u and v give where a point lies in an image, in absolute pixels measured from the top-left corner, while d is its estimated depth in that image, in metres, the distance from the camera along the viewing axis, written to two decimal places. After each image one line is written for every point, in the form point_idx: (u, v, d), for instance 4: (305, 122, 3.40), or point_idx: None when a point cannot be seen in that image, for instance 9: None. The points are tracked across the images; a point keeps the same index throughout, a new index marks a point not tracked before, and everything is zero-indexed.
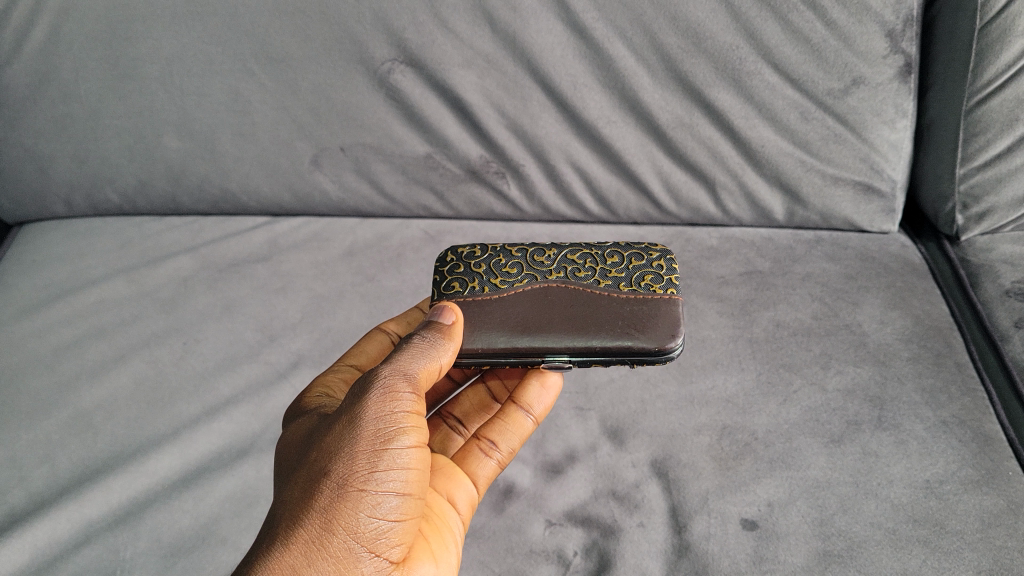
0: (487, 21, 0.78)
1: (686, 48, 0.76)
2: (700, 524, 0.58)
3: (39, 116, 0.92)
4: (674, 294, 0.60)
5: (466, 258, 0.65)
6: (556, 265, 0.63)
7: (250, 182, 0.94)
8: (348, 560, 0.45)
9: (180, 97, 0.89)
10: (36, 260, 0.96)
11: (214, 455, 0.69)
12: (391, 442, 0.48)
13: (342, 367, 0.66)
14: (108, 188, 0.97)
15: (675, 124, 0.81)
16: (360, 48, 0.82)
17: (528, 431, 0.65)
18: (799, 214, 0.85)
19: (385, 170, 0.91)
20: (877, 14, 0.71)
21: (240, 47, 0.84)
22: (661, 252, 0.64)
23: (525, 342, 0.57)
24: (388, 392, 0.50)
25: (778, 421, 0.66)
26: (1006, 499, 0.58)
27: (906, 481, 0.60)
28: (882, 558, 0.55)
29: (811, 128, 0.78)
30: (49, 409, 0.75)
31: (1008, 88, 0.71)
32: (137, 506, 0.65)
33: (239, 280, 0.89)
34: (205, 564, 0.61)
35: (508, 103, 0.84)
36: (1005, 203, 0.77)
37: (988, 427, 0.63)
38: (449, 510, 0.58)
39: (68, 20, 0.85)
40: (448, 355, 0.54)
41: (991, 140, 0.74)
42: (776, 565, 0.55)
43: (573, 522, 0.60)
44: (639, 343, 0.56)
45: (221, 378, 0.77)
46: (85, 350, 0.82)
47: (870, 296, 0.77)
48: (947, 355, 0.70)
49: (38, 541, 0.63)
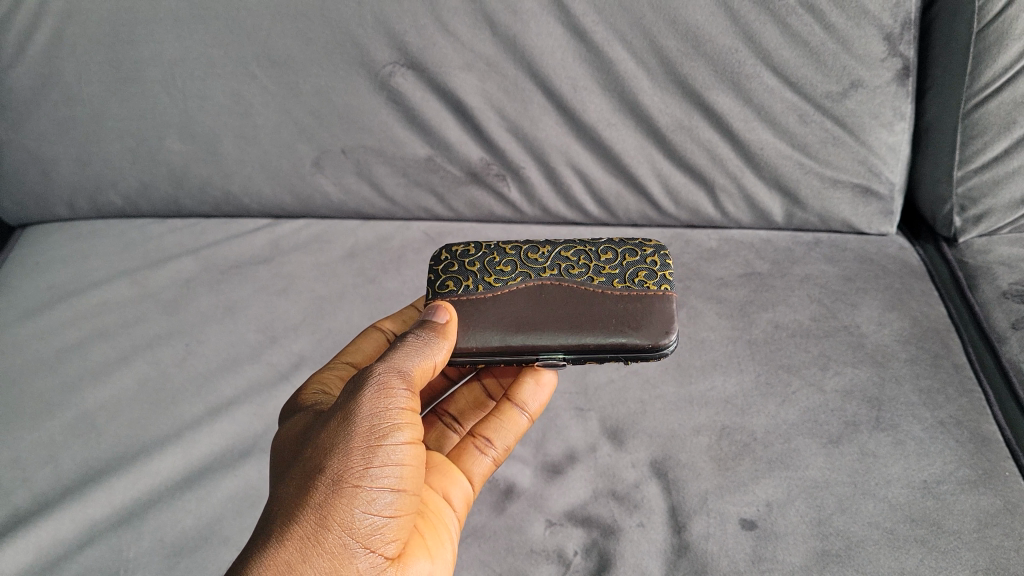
0: (487, 24, 0.79)
1: (685, 51, 0.76)
2: (699, 524, 0.59)
3: (43, 119, 0.93)
4: (668, 291, 0.60)
5: (460, 256, 0.65)
6: (550, 262, 0.63)
7: (251, 184, 0.94)
8: (343, 556, 0.46)
9: (183, 100, 0.89)
10: (39, 262, 0.96)
11: (217, 455, 0.70)
12: (385, 438, 0.49)
13: (338, 364, 0.67)
14: (110, 190, 0.98)
15: (674, 126, 0.82)
16: (361, 52, 0.82)
17: (523, 428, 0.65)
18: (798, 216, 0.86)
19: (386, 172, 0.91)
20: (875, 18, 0.72)
21: (242, 50, 0.84)
22: (655, 247, 0.64)
23: (520, 340, 0.58)
24: (383, 389, 0.50)
25: (777, 422, 0.66)
26: (1003, 499, 0.58)
27: (903, 481, 0.60)
28: (879, 558, 0.55)
29: (810, 130, 0.79)
30: (52, 411, 0.76)
31: (1005, 92, 0.72)
32: (140, 507, 0.66)
33: (241, 281, 0.90)
34: (207, 564, 0.61)
35: (508, 106, 0.84)
36: (1002, 205, 0.78)
37: (985, 427, 0.64)
38: (445, 507, 0.59)
39: (71, 24, 0.86)
40: (442, 353, 0.55)
41: (989, 143, 0.75)
42: (774, 565, 0.56)
43: (573, 522, 0.60)
44: (632, 340, 0.57)
45: (223, 379, 0.77)
46: (88, 352, 0.82)
47: (868, 298, 0.78)
48: (945, 356, 0.70)
49: (42, 541, 0.63)
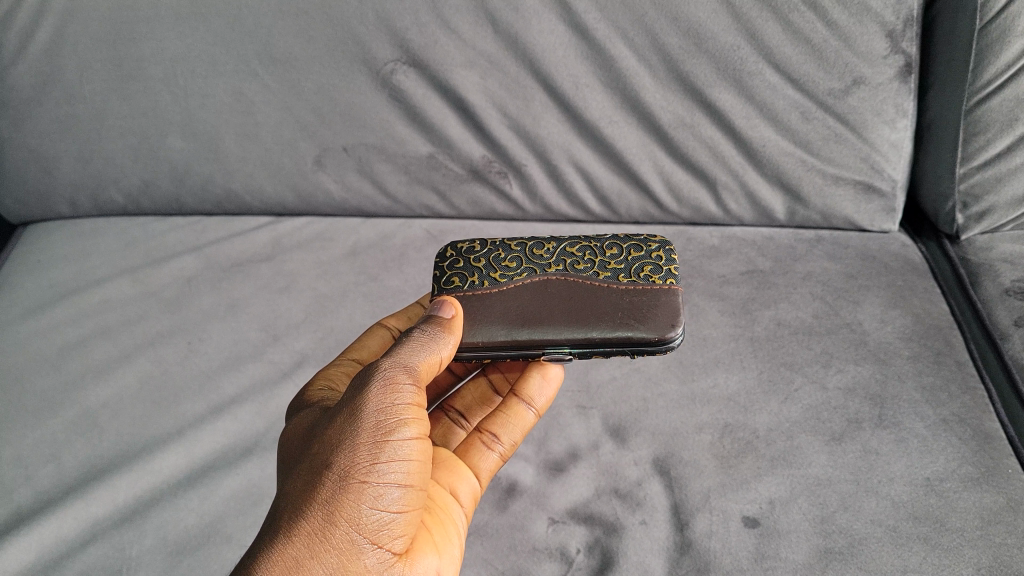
0: (488, 22, 0.79)
1: (687, 49, 0.76)
2: (702, 522, 0.59)
3: (44, 118, 0.93)
4: (673, 284, 0.60)
5: (465, 252, 0.65)
6: (555, 258, 0.63)
7: (252, 182, 0.94)
8: (351, 551, 0.46)
9: (183, 98, 0.89)
10: (41, 261, 0.96)
11: (220, 452, 0.70)
12: (392, 434, 0.48)
13: (345, 360, 0.67)
14: (111, 188, 0.98)
15: (676, 124, 0.81)
16: (362, 49, 0.82)
17: (529, 424, 0.65)
18: (800, 214, 0.86)
19: (388, 170, 0.91)
20: (878, 15, 0.72)
21: (243, 48, 0.84)
22: (660, 243, 0.64)
23: (526, 335, 0.58)
24: (388, 385, 0.50)
25: (779, 419, 0.66)
26: (1006, 496, 0.58)
27: (905, 479, 0.60)
28: (882, 555, 0.55)
29: (813, 127, 0.79)
30: (55, 409, 0.75)
31: (1008, 88, 0.72)
32: (142, 505, 0.66)
33: (243, 279, 0.90)
34: (210, 562, 0.61)
35: (509, 103, 0.84)
36: (1005, 202, 0.78)
37: (988, 424, 0.64)
38: (452, 502, 0.59)
39: (72, 22, 0.86)
40: (448, 348, 0.55)
41: (991, 140, 0.74)
42: (777, 562, 0.56)
43: (575, 520, 0.60)
44: (638, 333, 0.57)
45: (226, 377, 0.77)
46: (90, 350, 0.82)
47: (871, 295, 0.77)
48: (947, 354, 0.70)
49: (44, 539, 0.63)
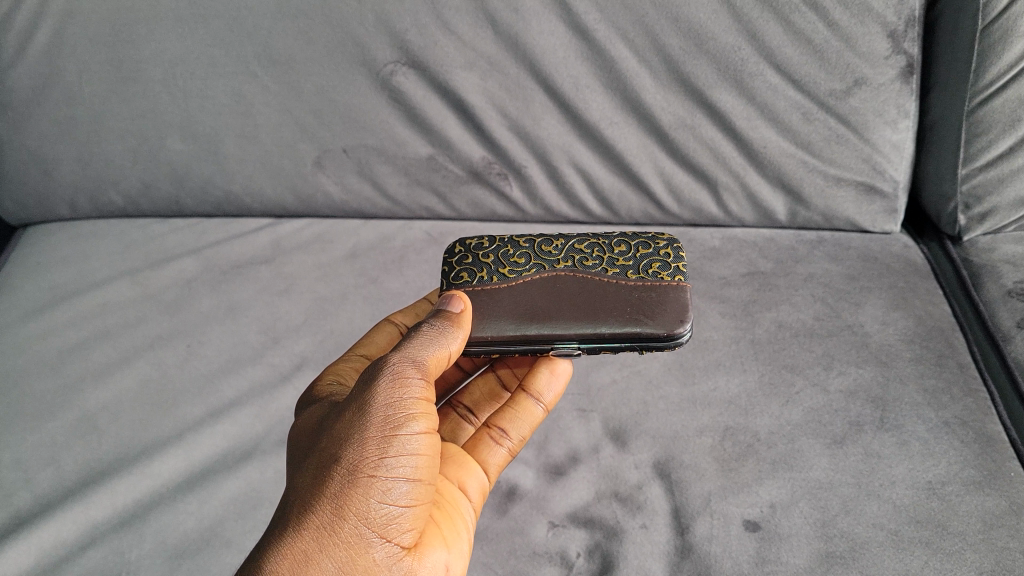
0: (488, 22, 0.78)
1: (688, 50, 0.76)
2: (702, 526, 0.59)
3: (43, 119, 0.93)
4: (681, 281, 0.60)
5: (474, 248, 0.65)
6: (564, 254, 0.63)
7: (252, 183, 0.94)
8: (360, 546, 0.46)
9: (183, 99, 0.89)
10: (41, 263, 0.96)
11: (219, 456, 0.70)
12: (401, 428, 0.48)
13: (353, 355, 0.67)
14: (111, 190, 0.98)
15: (676, 125, 0.81)
16: (362, 50, 0.82)
17: (538, 419, 0.65)
18: (801, 215, 0.85)
19: (388, 171, 0.91)
20: (879, 15, 0.71)
21: (242, 49, 0.84)
22: (668, 240, 0.64)
23: (535, 330, 0.58)
24: (397, 378, 0.50)
25: (780, 422, 0.66)
26: (1008, 500, 0.58)
27: (907, 482, 0.60)
28: (883, 559, 0.55)
29: (814, 128, 0.78)
30: (55, 412, 0.75)
31: (1010, 89, 0.71)
32: (142, 508, 0.66)
33: (243, 281, 0.89)
34: (210, 565, 0.61)
35: (509, 104, 0.84)
36: (1007, 204, 0.77)
37: (990, 427, 0.63)
38: (461, 497, 0.59)
39: (71, 23, 0.86)
40: (457, 342, 0.55)
41: (994, 141, 0.74)
42: (777, 566, 0.55)
43: (576, 523, 0.60)
44: (648, 329, 0.56)
45: (225, 379, 0.77)
46: (90, 353, 0.82)
47: (872, 297, 0.77)
48: (949, 356, 0.70)
49: (44, 543, 0.63)
